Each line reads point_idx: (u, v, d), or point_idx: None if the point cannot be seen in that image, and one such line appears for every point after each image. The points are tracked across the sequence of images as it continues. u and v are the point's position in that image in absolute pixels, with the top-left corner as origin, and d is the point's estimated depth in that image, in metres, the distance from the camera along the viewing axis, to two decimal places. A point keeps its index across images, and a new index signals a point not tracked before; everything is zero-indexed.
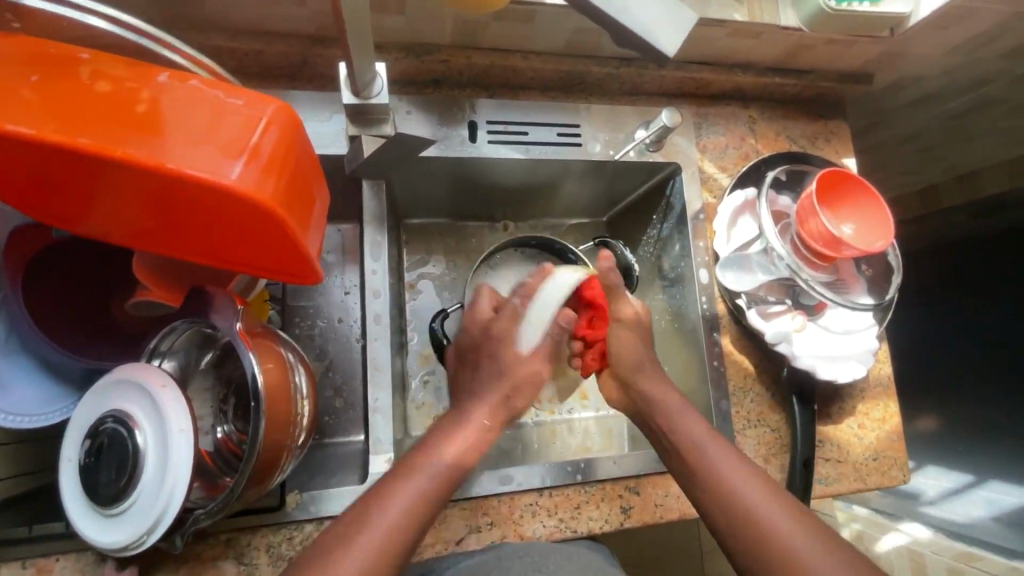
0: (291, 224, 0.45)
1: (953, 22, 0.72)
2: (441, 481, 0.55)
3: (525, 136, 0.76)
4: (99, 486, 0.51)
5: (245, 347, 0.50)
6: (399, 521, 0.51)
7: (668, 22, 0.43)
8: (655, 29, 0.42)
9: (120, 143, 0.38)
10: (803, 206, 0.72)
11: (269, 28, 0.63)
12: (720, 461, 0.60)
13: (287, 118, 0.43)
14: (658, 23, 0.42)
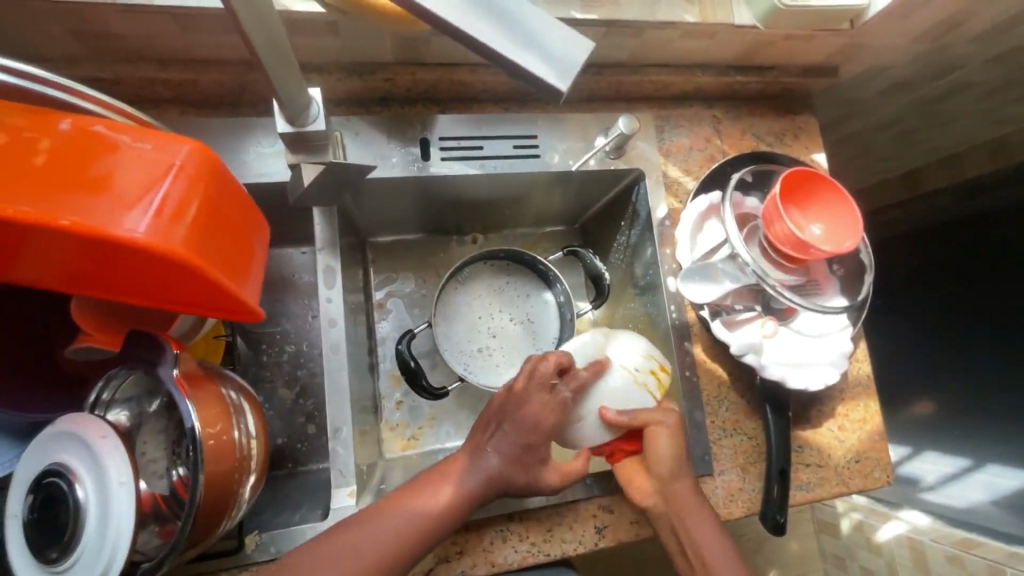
0: (212, 269, 0.44)
1: (913, 11, 0.70)
2: (435, 520, 0.56)
3: (480, 150, 0.74)
4: (42, 542, 0.49)
5: (181, 395, 0.49)
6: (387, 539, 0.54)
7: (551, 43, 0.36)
8: (537, 50, 0.35)
9: (13, 199, 0.36)
10: (767, 209, 0.69)
11: (202, 57, 0.61)
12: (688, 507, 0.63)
13: (201, 161, 0.42)
14: (542, 41, 0.36)
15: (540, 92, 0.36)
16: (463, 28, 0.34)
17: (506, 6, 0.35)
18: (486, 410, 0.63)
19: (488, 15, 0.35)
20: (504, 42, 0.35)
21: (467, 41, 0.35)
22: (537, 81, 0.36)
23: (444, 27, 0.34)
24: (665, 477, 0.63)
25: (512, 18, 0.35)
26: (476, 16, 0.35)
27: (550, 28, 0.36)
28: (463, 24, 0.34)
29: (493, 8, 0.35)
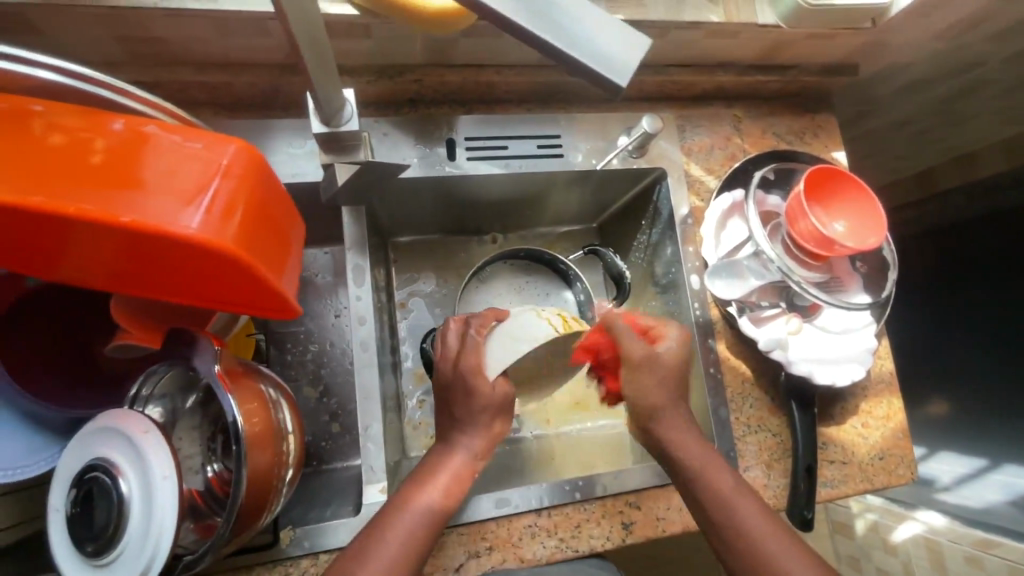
0: (258, 266, 0.44)
1: (936, 9, 0.70)
2: None
3: (504, 150, 0.74)
4: (85, 536, 0.50)
5: (222, 389, 0.49)
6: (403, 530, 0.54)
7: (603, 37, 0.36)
8: (592, 45, 0.35)
9: (75, 199, 0.37)
10: (792, 206, 0.69)
11: (236, 59, 0.63)
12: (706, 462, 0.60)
13: (249, 160, 0.43)
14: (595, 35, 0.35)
15: (594, 87, 0.36)
16: (515, 19, 0.34)
17: (562, 3, 0.35)
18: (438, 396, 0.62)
19: (541, 9, 0.35)
20: (557, 36, 0.35)
21: (520, 33, 0.35)
22: (591, 77, 0.36)
23: (497, 18, 0.34)
24: (672, 442, 0.61)
25: (566, 13, 0.35)
26: (529, 9, 0.35)
27: (606, 26, 0.36)
28: (515, 16, 0.34)
29: (548, 3, 0.35)
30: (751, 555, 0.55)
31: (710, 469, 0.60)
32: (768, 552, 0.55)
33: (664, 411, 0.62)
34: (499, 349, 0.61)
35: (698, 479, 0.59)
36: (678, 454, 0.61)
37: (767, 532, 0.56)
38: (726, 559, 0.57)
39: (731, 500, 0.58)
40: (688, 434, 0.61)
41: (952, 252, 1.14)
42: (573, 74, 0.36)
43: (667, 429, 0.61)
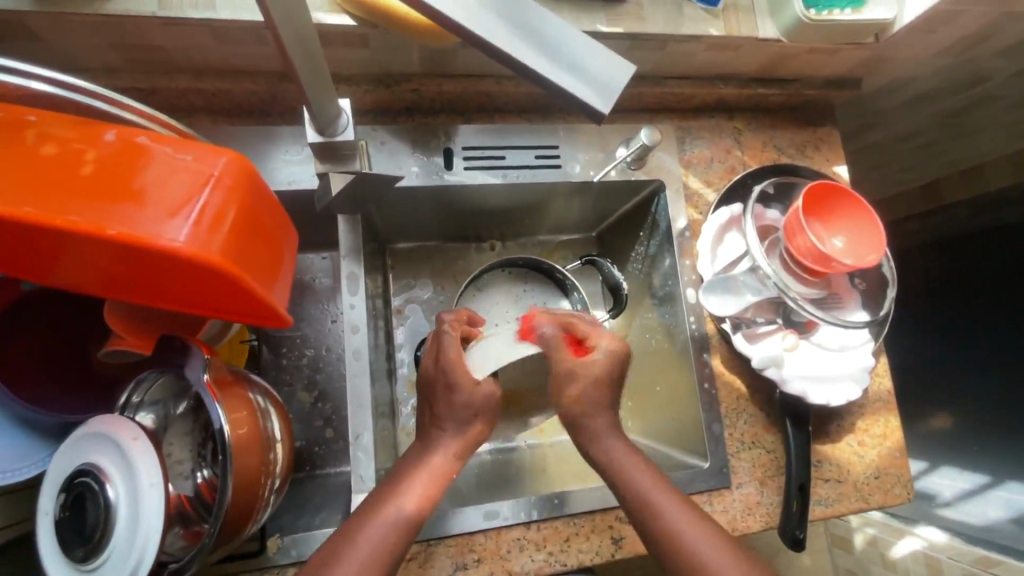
0: (247, 278, 0.44)
1: (939, 25, 0.70)
2: None
3: (502, 160, 0.74)
4: (72, 542, 0.50)
5: (210, 398, 0.50)
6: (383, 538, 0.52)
7: (586, 62, 0.37)
8: (574, 70, 0.37)
9: (63, 209, 0.37)
10: (790, 221, 0.69)
11: (234, 67, 0.63)
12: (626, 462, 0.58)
13: (239, 171, 0.43)
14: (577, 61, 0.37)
15: (579, 111, 0.37)
16: (498, 43, 0.35)
17: (548, 30, 0.37)
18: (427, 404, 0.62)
19: (522, 34, 0.36)
20: (539, 62, 0.36)
21: (505, 59, 0.36)
22: (576, 102, 0.37)
23: (479, 41, 0.35)
24: (610, 458, 0.59)
25: (549, 39, 0.37)
26: (515, 35, 0.36)
27: (592, 53, 0.37)
28: (497, 39, 0.35)
29: (535, 30, 0.36)
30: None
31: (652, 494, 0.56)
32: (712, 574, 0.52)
33: (598, 429, 0.60)
34: (483, 351, 0.61)
35: (637, 498, 0.56)
36: (618, 474, 0.58)
37: (712, 553, 0.53)
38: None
39: (671, 522, 0.55)
40: (630, 455, 0.59)
41: (954, 267, 1.13)
42: (559, 100, 0.37)
43: (606, 444, 0.59)
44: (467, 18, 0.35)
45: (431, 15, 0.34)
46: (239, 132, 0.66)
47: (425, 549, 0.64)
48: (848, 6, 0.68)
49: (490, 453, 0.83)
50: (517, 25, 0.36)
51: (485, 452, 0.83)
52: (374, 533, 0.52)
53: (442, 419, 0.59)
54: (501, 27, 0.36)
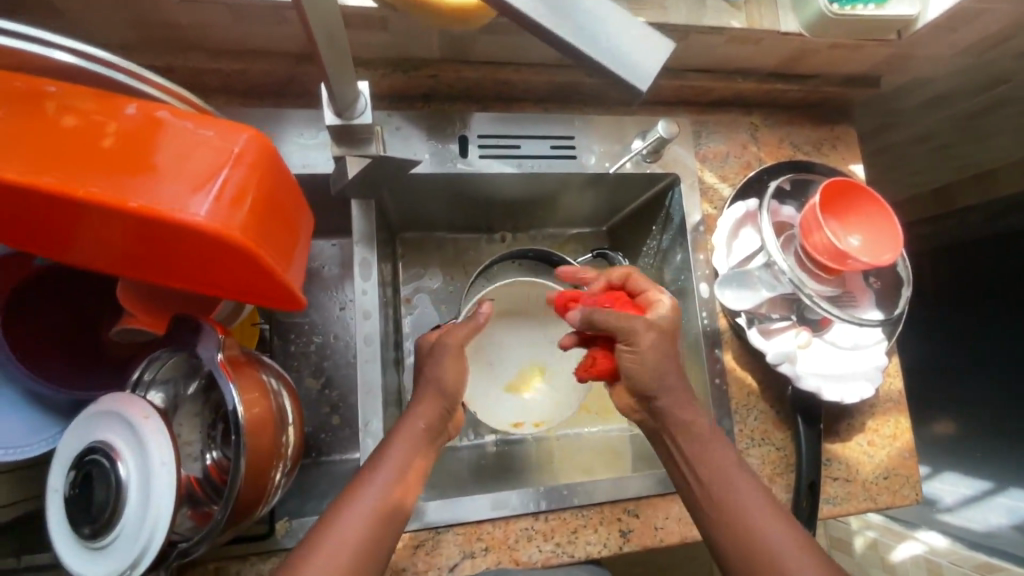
0: (268, 257, 0.44)
1: (964, 23, 0.69)
2: None
3: (517, 149, 0.74)
4: (79, 519, 0.50)
5: (224, 378, 0.50)
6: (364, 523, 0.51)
7: (631, 38, 0.35)
8: (617, 45, 0.35)
9: (85, 181, 0.37)
10: (806, 218, 0.68)
11: (252, 48, 0.63)
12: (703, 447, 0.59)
13: (260, 149, 0.42)
14: (619, 36, 0.35)
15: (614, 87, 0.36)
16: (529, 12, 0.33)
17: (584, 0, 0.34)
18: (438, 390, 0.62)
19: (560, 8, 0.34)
20: (583, 38, 0.34)
21: (546, 36, 0.34)
22: (615, 81, 0.35)
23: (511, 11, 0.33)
24: (678, 417, 0.59)
25: (589, 12, 0.35)
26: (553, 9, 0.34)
27: (633, 26, 0.35)
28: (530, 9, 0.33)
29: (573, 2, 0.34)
30: (742, 539, 0.54)
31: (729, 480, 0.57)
32: (758, 537, 0.54)
33: (674, 388, 0.59)
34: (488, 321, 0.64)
35: (694, 459, 0.58)
36: (675, 433, 0.59)
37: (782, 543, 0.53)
38: (721, 546, 0.56)
39: (723, 486, 0.57)
40: (695, 417, 0.59)
41: (963, 272, 1.13)
42: (595, 75, 0.35)
43: (676, 404, 0.59)
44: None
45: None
46: (255, 114, 0.66)
47: (432, 536, 0.64)
48: (872, 1, 0.67)
49: (495, 444, 0.84)
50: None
51: (491, 443, 0.84)
52: (361, 512, 0.52)
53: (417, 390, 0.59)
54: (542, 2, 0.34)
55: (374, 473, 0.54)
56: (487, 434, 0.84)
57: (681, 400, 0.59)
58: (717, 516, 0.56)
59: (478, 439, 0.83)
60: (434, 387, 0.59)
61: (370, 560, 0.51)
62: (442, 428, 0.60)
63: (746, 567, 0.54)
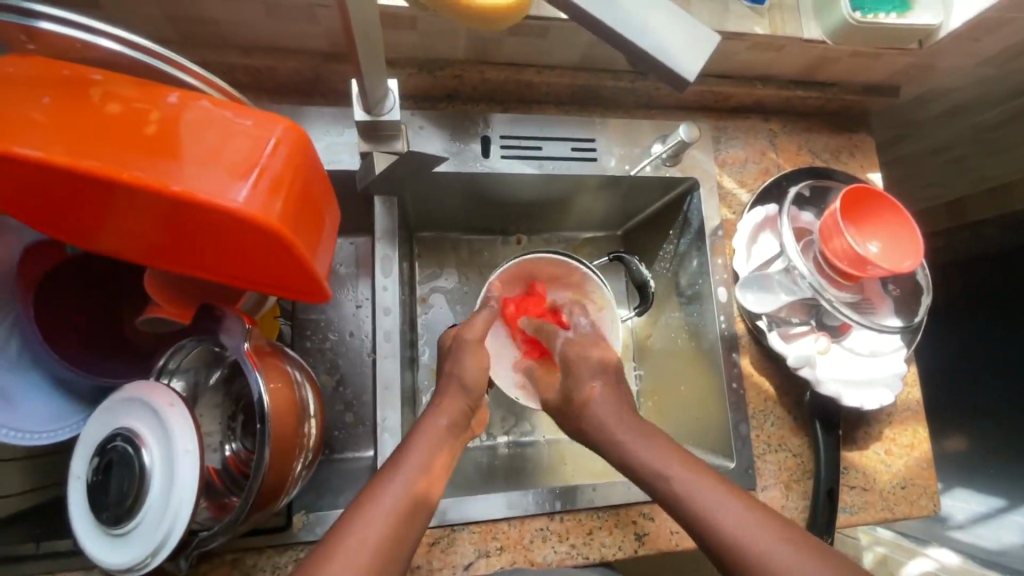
0: (300, 246, 0.45)
1: (986, 34, 0.70)
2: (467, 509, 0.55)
3: (539, 150, 0.74)
4: (101, 504, 0.50)
5: (251, 367, 0.50)
6: (388, 521, 0.50)
7: (680, 28, 0.35)
8: (664, 36, 0.34)
9: (128, 165, 0.38)
10: (826, 224, 0.68)
11: (282, 45, 0.64)
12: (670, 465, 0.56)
13: (297, 138, 0.43)
14: (666, 25, 0.34)
15: (656, 77, 0.35)
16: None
17: None
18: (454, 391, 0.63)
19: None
20: (630, 28, 0.34)
21: (593, 26, 0.34)
22: (660, 74, 0.35)
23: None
24: (627, 438, 0.60)
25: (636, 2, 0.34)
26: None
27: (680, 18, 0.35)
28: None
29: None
30: (725, 543, 0.51)
31: (704, 492, 0.54)
32: (751, 551, 0.50)
33: (613, 409, 0.62)
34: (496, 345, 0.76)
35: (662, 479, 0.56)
36: (636, 455, 0.58)
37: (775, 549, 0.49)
38: (725, 572, 0.52)
39: (691, 491, 0.54)
40: (644, 435, 0.59)
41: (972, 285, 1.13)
42: (635, 64, 0.35)
43: (619, 425, 0.61)
44: None
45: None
46: (282, 109, 0.67)
47: (448, 534, 0.64)
48: (894, 11, 0.68)
49: (507, 445, 0.83)
50: None
51: (503, 444, 0.83)
52: (382, 509, 0.51)
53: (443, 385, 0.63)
54: None
55: (397, 469, 0.54)
56: (499, 435, 0.83)
57: (623, 419, 0.61)
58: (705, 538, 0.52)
59: (491, 440, 0.83)
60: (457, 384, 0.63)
61: (393, 558, 0.49)
62: (466, 425, 0.62)
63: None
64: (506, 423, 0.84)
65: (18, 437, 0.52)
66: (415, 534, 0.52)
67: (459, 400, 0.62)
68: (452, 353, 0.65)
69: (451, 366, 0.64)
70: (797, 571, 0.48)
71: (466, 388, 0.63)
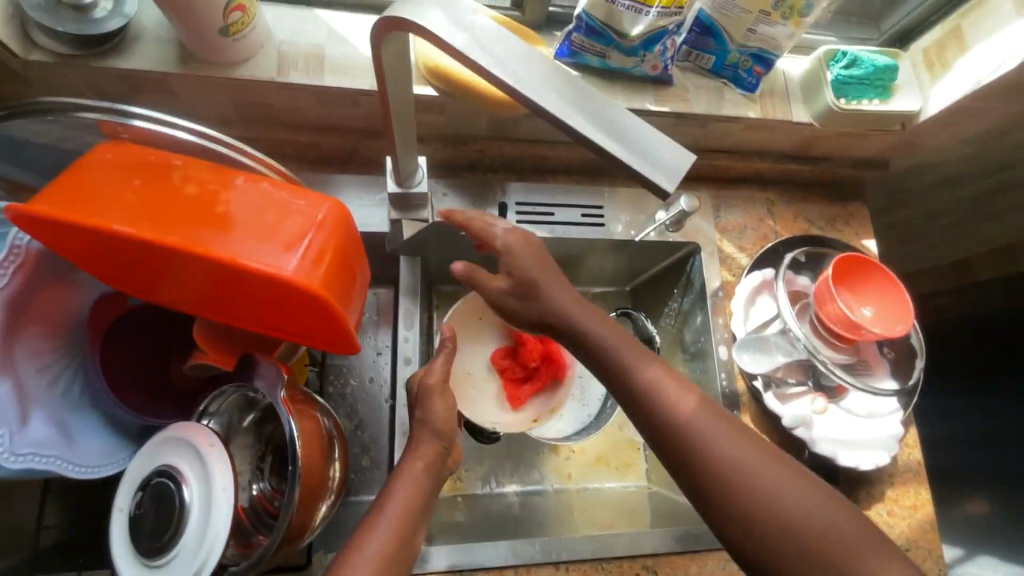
0: (338, 306, 0.51)
1: (963, 118, 0.76)
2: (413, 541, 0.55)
3: (551, 216, 0.81)
4: (142, 536, 0.55)
5: (286, 412, 0.56)
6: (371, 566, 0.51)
7: (656, 145, 0.40)
8: (643, 150, 0.39)
9: (202, 240, 0.45)
10: (819, 288, 0.73)
11: (327, 123, 0.73)
12: (677, 404, 0.54)
13: (339, 215, 0.50)
14: (644, 141, 0.39)
15: (627, 175, 0.40)
16: (554, 110, 0.39)
17: (612, 112, 0.40)
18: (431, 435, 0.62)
19: (591, 115, 0.39)
20: (609, 142, 0.39)
21: (578, 136, 0.39)
22: (642, 181, 0.39)
23: (538, 107, 0.39)
24: (699, 431, 0.53)
25: (616, 122, 0.40)
26: (585, 115, 0.39)
27: (657, 139, 0.40)
28: (555, 108, 0.39)
29: (602, 111, 0.40)
30: (734, 489, 0.50)
31: (711, 431, 0.53)
32: (762, 499, 0.49)
33: (678, 394, 0.54)
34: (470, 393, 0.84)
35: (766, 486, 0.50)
36: (717, 456, 0.51)
37: (790, 495, 0.49)
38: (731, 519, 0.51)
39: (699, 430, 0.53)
40: (729, 430, 0.53)
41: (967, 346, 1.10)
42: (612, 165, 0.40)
43: (694, 416, 0.53)
44: (546, 103, 0.39)
45: (503, 87, 0.39)
46: (321, 176, 0.75)
47: None
48: (876, 97, 0.75)
49: (516, 493, 0.85)
50: (586, 109, 0.40)
51: (512, 492, 0.85)
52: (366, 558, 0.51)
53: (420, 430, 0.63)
54: (574, 112, 0.39)
55: (383, 508, 0.55)
56: (507, 483, 0.85)
57: (698, 410, 0.54)
58: (749, 519, 0.49)
59: (500, 488, 0.85)
60: (430, 429, 0.62)
61: None
62: (444, 463, 0.62)
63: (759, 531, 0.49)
64: (514, 472, 0.86)
65: (76, 471, 0.56)
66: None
67: (433, 444, 0.61)
68: (419, 400, 0.64)
69: (422, 413, 0.63)
70: (813, 518, 0.48)
71: (438, 432, 0.62)
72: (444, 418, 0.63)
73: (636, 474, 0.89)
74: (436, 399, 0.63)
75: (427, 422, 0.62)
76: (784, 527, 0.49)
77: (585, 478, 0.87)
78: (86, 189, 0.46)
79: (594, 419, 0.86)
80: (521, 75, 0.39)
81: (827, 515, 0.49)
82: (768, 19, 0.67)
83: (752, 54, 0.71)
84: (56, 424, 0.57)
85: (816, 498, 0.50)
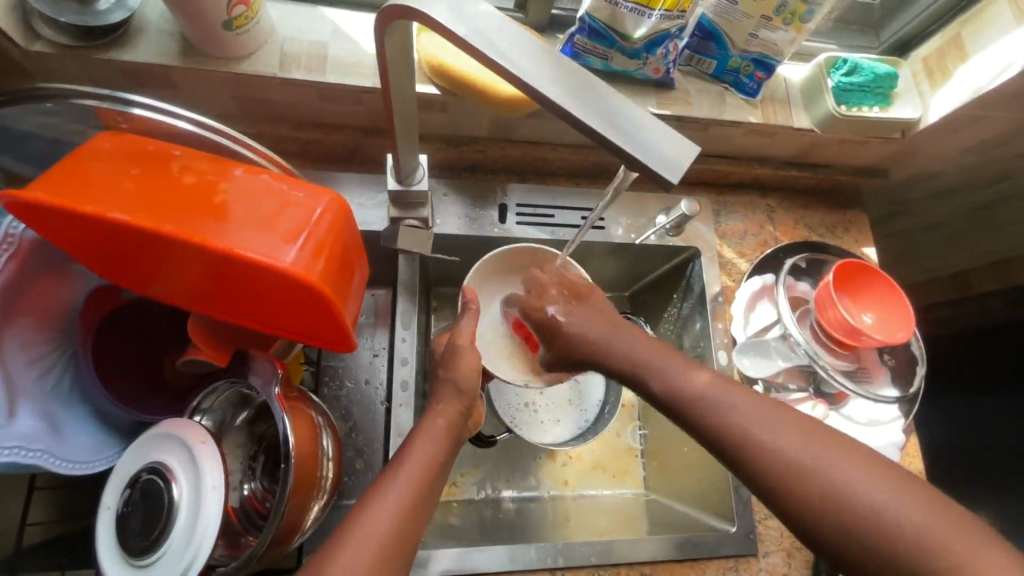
0: (336, 300, 0.50)
1: (964, 127, 0.76)
2: (431, 495, 0.55)
3: (551, 218, 0.81)
4: (130, 536, 0.53)
5: (280, 409, 0.55)
6: (393, 515, 0.51)
7: (657, 135, 0.39)
8: (644, 139, 0.39)
9: (200, 230, 0.45)
10: (820, 294, 0.72)
11: (328, 121, 0.73)
12: (729, 404, 0.56)
13: (339, 209, 0.50)
14: (645, 131, 0.39)
15: (628, 165, 0.39)
16: (558, 100, 0.39)
17: (613, 102, 0.40)
18: (448, 400, 0.62)
19: (592, 104, 0.39)
20: (610, 130, 0.39)
21: (580, 125, 0.39)
22: (645, 171, 0.39)
23: (542, 96, 0.39)
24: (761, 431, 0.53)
25: (617, 112, 0.39)
26: (585, 103, 0.39)
27: (658, 130, 0.39)
28: (559, 98, 0.39)
29: (602, 101, 0.39)
30: (790, 478, 0.51)
31: (764, 422, 0.54)
32: (822, 482, 0.50)
33: (727, 395, 0.57)
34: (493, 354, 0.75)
35: (825, 480, 0.49)
36: (768, 448, 0.53)
37: (851, 478, 0.49)
38: (792, 510, 0.51)
39: (750, 424, 0.54)
40: (782, 421, 0.54)
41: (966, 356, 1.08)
42: (615, 157, 0.39)
43: (753, 417, 0.55)
44: (548, 91, 0.39)
45: (508, 77, 0.39)
46: (319, 173, 0.75)
47: None
48: (877, 105, 0.76)
49: (512, 500, 0.83)
50: (588, 97, 0.39)
51: (508, 498, 0.83)
52: (388, 507, 0.51)
53: (444, 390, 0.62)
54: (575, 99, 0.39)
55: (400, 466, 0.55)
56: (503, 488, 0.84)
57: (748, 405, 0.56)
58: (804, 507, 0.50)
59: (496, 493, 0.83)
60: (452, 386, 0.62)
61: (398, 552, 0.50)
62: (464, 425, 0.62)
63: (817, 518, 0.49)
64: (510, 477, 0.85)
65: (61, 465, 0.55)
66: (416, 535, 0.52)
67: (451, 411, 0.61)
68: (444, 359, 0.64)
69: (446, 370, 0.63)
70: (880, 498, 0.48)
71: (461, 391, 0.62)
72: (468, 376, 0.63)
73: (632, 482, 0.88)
74: (464, 357, 0.64)
75: (451, 376, 0.63)
76: (840, 511, 0.48)
77: (582, 483, 0.86)
78: (82, 176, 0.45)
79: (592, 424, 0.86)
80: (525, 65, 0.39)
81: (898, 493, 0.48)
82: (770, 25, 0.67)
83: (754, 59, 0.72)
84: (44, 417, 0.56)
85: (884, 479, 0.49)
